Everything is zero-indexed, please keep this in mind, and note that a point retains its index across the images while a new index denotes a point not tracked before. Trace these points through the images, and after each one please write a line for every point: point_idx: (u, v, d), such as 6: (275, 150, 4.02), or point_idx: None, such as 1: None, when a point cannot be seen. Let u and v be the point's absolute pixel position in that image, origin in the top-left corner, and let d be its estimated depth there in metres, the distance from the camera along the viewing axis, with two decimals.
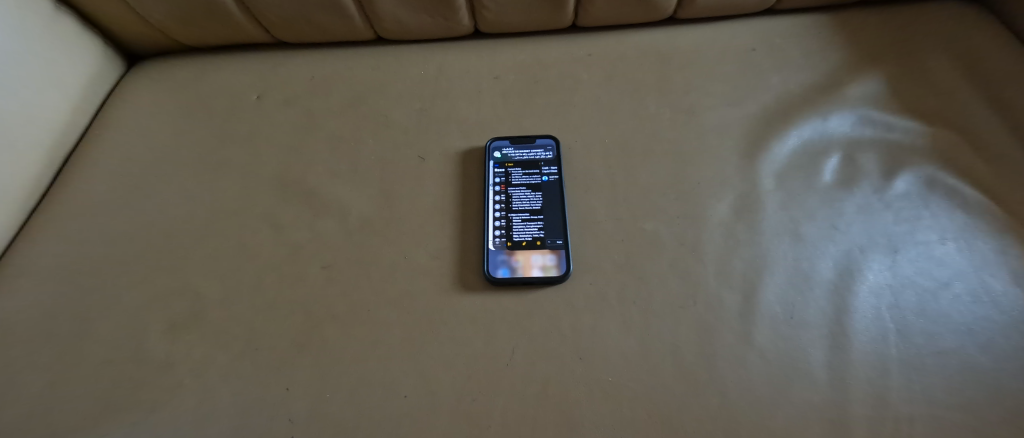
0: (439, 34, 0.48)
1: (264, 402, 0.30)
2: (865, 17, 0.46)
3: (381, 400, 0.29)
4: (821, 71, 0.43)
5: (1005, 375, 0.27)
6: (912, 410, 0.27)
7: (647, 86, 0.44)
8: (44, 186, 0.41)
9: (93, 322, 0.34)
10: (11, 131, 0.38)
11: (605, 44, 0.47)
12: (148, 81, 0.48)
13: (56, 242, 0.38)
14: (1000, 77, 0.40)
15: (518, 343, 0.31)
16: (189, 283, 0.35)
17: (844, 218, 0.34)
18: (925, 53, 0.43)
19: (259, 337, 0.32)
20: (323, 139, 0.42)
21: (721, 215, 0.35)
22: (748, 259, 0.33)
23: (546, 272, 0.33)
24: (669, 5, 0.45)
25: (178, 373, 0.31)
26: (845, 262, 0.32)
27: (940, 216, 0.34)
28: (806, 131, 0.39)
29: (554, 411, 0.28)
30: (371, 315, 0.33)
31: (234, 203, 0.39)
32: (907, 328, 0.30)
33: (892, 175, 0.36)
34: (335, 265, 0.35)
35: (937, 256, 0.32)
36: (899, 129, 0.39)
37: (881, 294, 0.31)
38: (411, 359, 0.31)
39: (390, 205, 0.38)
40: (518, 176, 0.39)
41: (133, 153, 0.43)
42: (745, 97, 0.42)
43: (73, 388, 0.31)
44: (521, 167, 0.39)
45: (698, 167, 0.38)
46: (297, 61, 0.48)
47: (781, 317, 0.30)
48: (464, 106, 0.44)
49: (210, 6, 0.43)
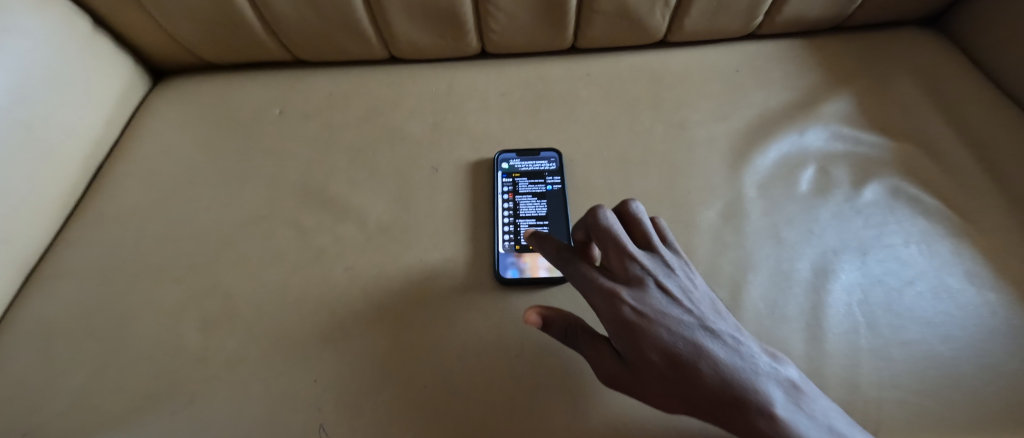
0: (448, 54, 0.52)
1: (295, 392, 0.32)
2: (837, 42, 0.51)
3: (402, 390, 0.32)
4: (798, 90, 0.47)
5: (962, 362, 0.31)
6: (881, 395, 0.30)
7: (641, 103, 0.47)
8: (79, 193, 0.44)
9: (131, 320, 0.36)
10: (50, 140, 0.41)
11: (603, 64, 0.51)
12: (176, 96, 0.51)
13: (94, 246, 0.41)
14: (957, 97, 0.45)
15: (528, 337, 0.34)
16: (220, 283, 0.38)
17: (819, 223, 0.38)
18: (891, 75, 0.48)
19: (287, 334, 0.35)
20: (342, 151, 0.46)
21: (710, 220, 0.39)
22: (734, 260, 0.37)
23: (552, 272, 0.37)
24: (660, 30, 0.50)
25: (212, 366, 0.34)
26: (820, 263, 0.36)
27: (905, 221, 0.38)
28: (785, 145, 0.43)
29: (561, 399, 0.31)
30: (392, 312, 0.36)
31: (260, 210, 0.42)
32: (876, 322, 0.33)
33: (862, 185, 0.40)
34: (356, 267, 0.38)
35: (902, 258, 0.36)
36: (868, 143, 0.43)
37: (852, 291, 0.35)
38: (429, 352, 0.34)
39: (407, 212, 0.41)
40: (525, 185, 0.42)
41: (162, 163, 0.46)
42: (730, 114, 0.46)
43: (115, 380, 0.34)
44: (527, 177, 0.43)
45: (689, 177, 0.42)
46: (316, 78, 0.52)
47: (764, 312, 0.34)
48: (473, 121, 0.47)
49: (237, 27, 0.47)
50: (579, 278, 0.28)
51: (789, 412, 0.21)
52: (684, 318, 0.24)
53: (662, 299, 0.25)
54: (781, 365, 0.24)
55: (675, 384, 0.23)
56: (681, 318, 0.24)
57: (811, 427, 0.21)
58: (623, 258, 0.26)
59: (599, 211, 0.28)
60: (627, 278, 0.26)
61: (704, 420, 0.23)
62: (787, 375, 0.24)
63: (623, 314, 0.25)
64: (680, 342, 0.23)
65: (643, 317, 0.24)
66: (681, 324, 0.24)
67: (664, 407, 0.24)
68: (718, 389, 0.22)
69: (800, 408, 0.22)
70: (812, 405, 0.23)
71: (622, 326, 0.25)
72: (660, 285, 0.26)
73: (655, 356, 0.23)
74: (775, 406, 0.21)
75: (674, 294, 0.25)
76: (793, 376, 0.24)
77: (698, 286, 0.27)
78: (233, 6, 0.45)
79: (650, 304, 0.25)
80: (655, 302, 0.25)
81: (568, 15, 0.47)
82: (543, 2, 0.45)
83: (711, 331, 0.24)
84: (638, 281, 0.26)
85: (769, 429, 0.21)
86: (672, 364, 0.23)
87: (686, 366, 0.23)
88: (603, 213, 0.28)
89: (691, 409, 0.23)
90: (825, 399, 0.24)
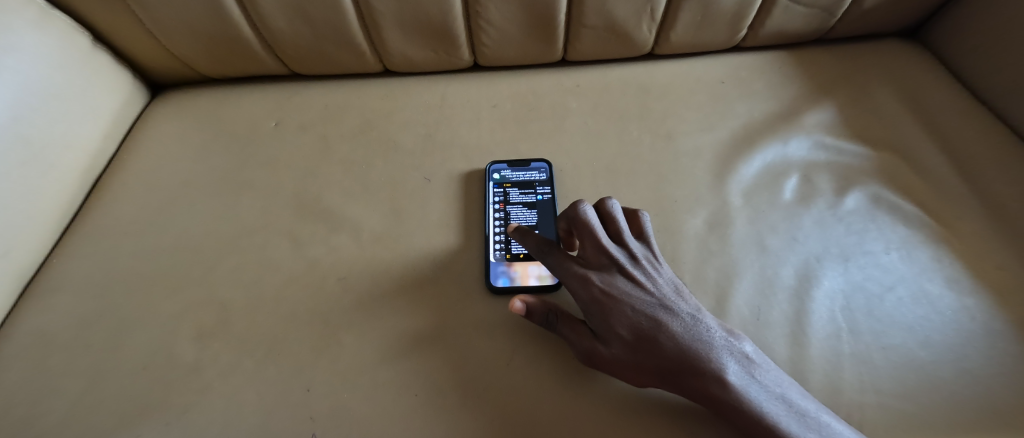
0: (441, 67, 0.53)
1: (288, 401, 0.33)
2: (819, 54, 0.52)
3: (394, 399, 0.32)
4: (781, 101, 0.49)
5: (941, 366, 0.32)
6: (862, 399, 0.30)
7: (630, 114, 0.49)
8: (76, 206, 0.44)
9: (127, 332, 0.37)
10: (50, 155, 0.41)
11: (593, 76, 0.52)
12: (173, 110, 0.52)
13: (90, 258, 0.41)
14: (935, 107, 0.46)
15: (518, 345, 0.34)
16: (215, 294, 0.39)
17: (803, 231, 0.39)
18: (871, 86, 0.49)
19: (281, 344, 0.36)
20: (337, 162, 0.46)
21: (696, 229, 0.40)
22: (720, 267, 0.37)
23: (542, 281, 0.38)
24: (647, 43, 0.51)
25: (207, 377, 0.34)
26: (804, 270, 0.37)
27: (886, 228, 0.39)
28: (769, 155, 0.44)
29: (550, 406, 0.31)
30: (385, 321, 0.36)
31: (255, 222, 0.43)
32: (858, 327, 0.34)
33: (844, 193, 0.41)
34: (350, 277, 0.39)
35: (883, 264, 0.37)
36: (850, 152, 0.44)
37: (834, 297, 0.35)
38: (421, 361, 0.34)
39: (400, 223, 0.42)
40: (516, 195, 0.43)
41: (159, 176, 0.46)
42: (716, 124, 0.47)
43: (109, 392, 0.34)
44: (518, 187, 0.43)
45: (676, 187, 0.43)
46: (311, 91, 0.53)
47: (749, 318, 0.34)
48: (465, 132, 0.48)
49: (234, 42, 0.48)
50: (558, 268, 0.31)
51: (737, 375, 0.25)
52: (648, 299, 0.28)
53: (630, 283, 0.29)
54: (735, 339, 0.28)
55: (639, 354, 0.27)
56: (646, 299, 0.28)
57: (755, 387, 0.25)
58: (596, 249, 0.30)
59: (578, 206, 0.32)
60: (600, 266, 0.30)
61: (665, 384, 0.27)
62: (742, 349, 0.27)
63: (596, 296, 0.29)
64: (644, 319, 0.27)
65: (612, 298, 0.28)
66: (645, 305, 0.28)
67: (632, 375, 0.28)
68: (675, 357, 0.26)
69: (748, 373, 0.26)
70: (762, 373, 0.26)
71: (595, 306, 0.29)
72: (628, 272, 0.29)
73: (623, 331, 0.28)
74: (724, 373, 0.25)
75: (640, 279, 0.29)
76: (745, 347, 0.27)
77: (664, 271, 0.31)
78: (231, 23, 0.46)
79: (619, 288, 0.29)
80: (623, 286, 0.29)
81: (558, 29, 0.48)
82: (533, 17, 0.47)
83: (671, 311, 0.28)
84: (609, 269, 0.30)
85: (717, 388, 0.25)
86: (637, 337, 0.27)
87: (648, 338, 0.27)
88: (581, 208, 0.31)
89: (654, 375, 0.27)
90: (778, 370, 0.28)
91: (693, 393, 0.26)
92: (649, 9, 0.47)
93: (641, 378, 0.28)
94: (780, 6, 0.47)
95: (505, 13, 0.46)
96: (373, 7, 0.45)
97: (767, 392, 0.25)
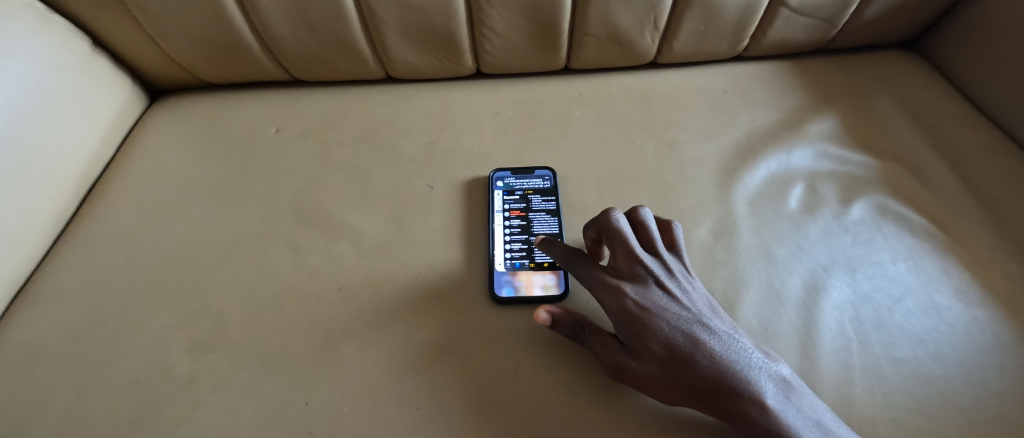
0: (444, 74, 0.53)
1: (285, 415, 0.32)
2: (820, 65, 0.52)
3: (396, 412, 0.32)
4: (784, 110, 0.49)
5: (953, 380, 0.31)
6: (875, 413, 0.30)
7: (633, 123, 0.48)
8: (70, 213, 0.44)
9: (119, 342, 0.36)
10: (45, 160, 0.41)
11: (595, 85, 0.52)
12: (172, 115, 0.52)
13: (84, 267, 0.40)
14: (937, 117, 0.46)
15: (522, 357, 0.34)
16: (212, 303, 0.38)
17: (809, 241, 0.39)
18: (872, 96, 0.49)
19: (279, 355, 0.35)
20: (337, 169, 0.46)
21: (702, 238, 0.39)
22: (727, 277, 0.37)
23: (547, 290, 0.37)
24: (650, 51, 0.51)
25: (201, 389, 0.33)
26: (811, 280, 0.37)
27: (892, 238, 0.39)
28: (773, 164, 0.44)
29: (556, 419, 0.31)
30: (386, 332, 0.35)
31: (254, 229, 0.42)
32: (868, 339, 0.33)
33: (849, 202, 0.41)
34: (350, 286, 0.38)
35: (891, 274, 0.37)
36: (854, 162, 0.44)
37: (843, 308, 0.35)
38: (423, 373, 0.33)
39: (402, 231, 0.41)
40: (538, 202, 0.42)
41: (156, 182, 0.46)
42: (719, 133, 0.47)
43: (99, 405, 0.33)
44: (540, 194, 0.43)
45: (680, 195, 0.42)
46: (313, 97, 0.52)
47: (757, 329, 0.34)
48: (468, 139, 0.48)
49: (236, 48, 0.47)
50: (589, 277, 0.31)
51: (774, 399, 0.25)
52: (684, 314, 0.28)
53: (665, 296, 0.28)
54: (770, 360, 0.27)
55: (674, 372, 0.26)
56: (682, 314, 0.28)
57: (791, 411, 0.25)
58: (631, 259, 0.30)
59: (611, 214, 0.32)
60: (634, 277, 0.29)
61: (698, 404, 0.26)
62: (778, 371, 0.27)
63: (630, 309, 0.28)
64: (680, 335, 0.27)
65: (647, 312, 0.28)
66: (681, 320, 0.27)
67: (663, 393, 0.27)
68: (712, 376, 0.25)
69: (785, 397, 0.25)
70: (798, 398, 0.26)
71: (629, 319, 0.28)
72: (663, 284, 0.29)
73: (658, 347, 0.27)
74: (762, 397, 0.25)
75: (676, 292, 0.29)
76: (780, 369, 0.27)
77: (697, 286, 0.30)
78: (233, 29, 0.45)
79: (655, 301, 0.28)
80: (659, 299, 0.28)
81: (561, 37, 0.48)
82: (537, 25, 0.47)
83: (708, 328, 0.27)
84: (644, 280, 0.29)
85: (754, 411, 0.24)
86: (671, 353, 0.26)
87: (684, 355, 0.26)
88: (614, 215, 0.31)
89: (687, 394, 0.26)
90: (811, 395, 0.27)
91: (727, 415, 0.25)
92: (652, 18, 0.47)
93: (672, 397, 0.27)
94: (782, 16, 0.47)
95: (509, 22, 0.46)
96: (376, 13, 0.45)
97: (804, 418, 0.25)
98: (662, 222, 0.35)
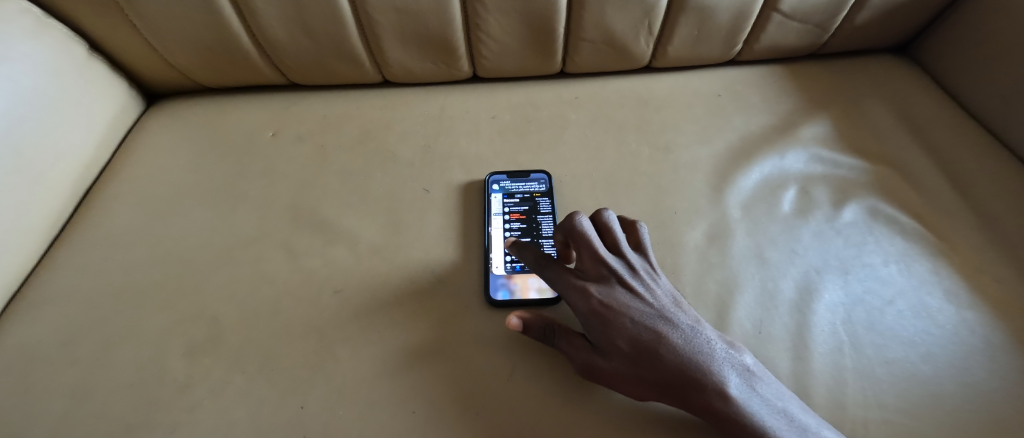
0: (441, 78, 0.53)
1: (281, 419, 0.32)
2: (812, 69, 0.53)
3: (393, 415, 0.32)
4: (777, 114, 0.49)
5: (943, 381, 0.32)
6: (867, 414, 0.30)
7: (628, 126, 0.49)
8: (66, 217, 0.43)
9: (115, 347, 0.36)
10: (41, 165, 0.41)
11: (590, 88, 0.53)
12: (169, 119, 0.52)
13: (79, 271, 0.40)
14: (928, 121, 0.47)
15: (518, 359, 0.34)
16: (208, 308, 0.38)
17: (801, 243, 0.39)
18: (864, 100, 0.50)
19: (275, 359, 0.35)
20: (334, 173, 0.46)
21: (696, 241, 0.40)
22: (721, 280, 0.37)
23: (543, 293, 0.37)
24: (645, 56, 0.51)
25: (198, 393, 0.33)
26: (804, 282, 0.37)
27: (883, 241, 0.39)
28: (766, 167, 0.45)
29: (551, 422, 0.31)
30: (382, 335, 0.36)
31: (250, 233, 0.42)
32: (859, 341, 0.34)
33: (841, 205, 0.41)
34: (346, 289, 0.38)
35: (882, 277, 0.37)
36: (846, 165, 0.44)
37: (835, 310, 0.35)
38: (419, 376, 0.33)
39: (399, 234, 0.42)
40: (545, 205, 0.43)
41: (152, 186, 0.46)
42: (713, 136, 0.47)
43: (94, 410, 0.33)
44: (547, 197, 0.43)
45: (675, 198, 0.43)
46: (310, 101, 0.52)
47: (751, 332, 0.34)
48: (464, 143, 0.48)
49: (233, 52, 0.48)
50: (555, 280, 0.31)
51: (737, 388, 0.25)
52: (648, 310, 0.28)
53: (629, 294, 0.29)
54: (735, 350, 0.27)
55: (639, 368, 0.27)
56: (645, 311, 0.28)
57: (755, 400, 0.25)
58: (594, 260, 0.30)
59: (575, 218, 0.31)
60: (599, 277, 0.30)
61: (666, 398, 0.27)
62: (742, 360, 0.27)
63: (595, 308, 0.29)
64: (644, 331, 0.27)
65: (611, 310, 0.28)
66: (644, 316, 0.28)
67: (632, 388, 0.28)
68: (675, 370, 0.26)
69: (749, 386, 0.26)
70: (762, 386, 0.26)
71: (595, 318, 0.29)
72: (627, 283, 0.29)
73: (623, 343, 0.27)
74: (726, 386, 0.25)
75: (639, 289, 0.29)
76: (745, 359, 0.27)
77: (662, 282, 0.30)
78: (230, 33, 0.46)
79: (618, 300, 0.28)
80: (622, 297, 0.29)
81: (557, 42, 0.49)
82: (532, 30, 0.47)
83: (671, 322, 0.28)
84: (608, 280, 0.29)
85: (717, 401, 0.25)
86: (637, 349, 0.27)
87: (648, 350, 0.26)
88: (577, 219, 0.31)
89: (654, 388, 0.27)
90: (778, 383, 0.28)
91: (693, 407, 0.26)
92: (646, 23, 0.47)
93: (641, 392, 0.27)
94: (775, 21, 0.48)
95: (505, 27, 0.47)
96: (373, 18, 0.45)
97: (767, 406, 0.25)
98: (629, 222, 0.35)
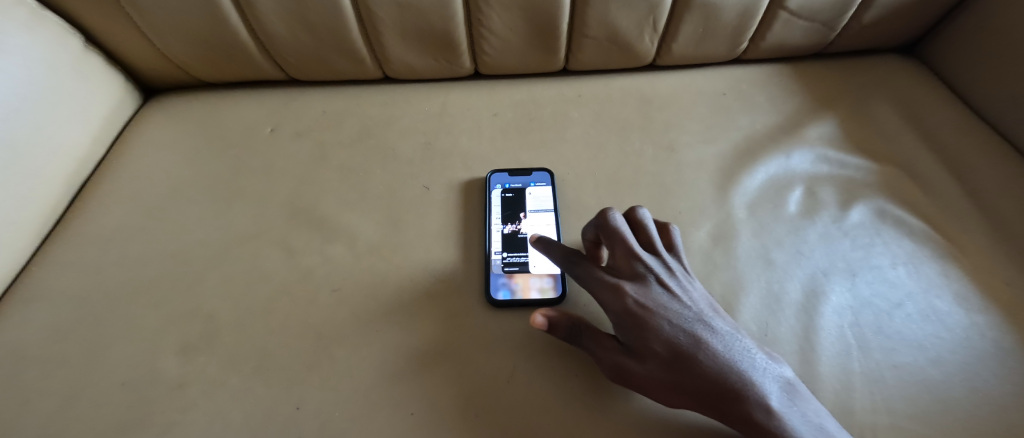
0: (442, 75, 0.52)
1: (275, 420, 0.31)
2: (817, 69, 0.52)
3: (390, 418, 0.31)
4: (782, 114, 0.49)
5: (954, 386, 0.31)
6: (874, 419, 0.29)
7: (631, 125, 0.48)
8: (60, 212, 0.43)
9: (107, 345, 0.35)
10: (35, 159, 0.40)
11: (594, 87, 0.52)
12: (167, 114, 0.51)
13: (71, 268, 0.39)
14: (936, 122, 0.46)
15: (519, 361, 0.33)
16: (202, 305, 0.37)
17: (808, 244, 0.39)
18: (870, 100, 0.49)
19: (270, 359, 0.34)
20: (333, 169, 0.45)
21: (700, 241, 0.39)
22: (726, 281, 0.37)
23: (544, 294, 0.37)
24: (649, 53, 0.51)
25: (191, 393, 0.33)
26: (811, 284, 0.36)
27: (891, 243, 0.38)
28: (772, 167, 0.44)
29: (552, 424, 0.30)
30: (380, 334, 0.35)
31: (247, 230, 0.41)
32: (868, 345, 0.33)
33: (848, 207, 0.41)
34: (344, 288, 0.38)
35: (890, 279, 0.36)
36: (851, 165, 0.44)
37: (843, 313, 0.35)
38: (417, 377, 0.33)
39: (398, 232, 0.41)
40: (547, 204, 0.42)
41: (149, 182, 0.45)
42: (718, 136, 0.47)
43: (83, 409, 0.32)
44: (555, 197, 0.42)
45: (679, 198, 0.42)
46: (309, 97, 0.52)
47: (756, 334, 0.34)
48: (465, 140, 0.48)
49: (232, 47, 0.47)
50: (588, 278, 0.31)
51: (778, 401, 0.25)
52: (685, 313, 0.27)
53: (666, 294, 0.28)
54: (774, 362, 0.27)
55: (676, 373, 0.26)
56: (683, 314, 0.27)
57: (795, 414, 0.24)
58: (630, 258, 0.30)
59: (607, 213, 0.32)
60: (635, 275, 0.29)
61: (701, 407, 0.26)
62: (782, 373, 0.26)
63: (630, 308, 0.28)
64: (682, 335, 0.26)
65: (648, 311, 0.27)
66: (682, 319, 0.27)
67: (664, 394, 0.27)
68: (715, 377, 0.25)
69: (789, 399, 0.25)
70: (802, 401, 0.26)
71: (630, 319, 0.28)
72: (664, 282, 0.29)
73: (660, 347, 0.26)
74: (767, 400, 0.24)
75: (676, 291, 0.28)
76: (784, 371, 0.27)
77: (697, 286, 0.30)
78: (228, 26, 0.45)
79: (656, 300, 0.28)
80: (660, 298, 0.28)
81: (560, 39, 0.48)
82: (536, 27, 0.46)
83: (711, 327, 0.27)
84: (645, 279, 0.29)
85: (758, 413, 0.24)
86: (673, 353, 0.26)
87: (687, 356, 0.26)
88: (610, 215, 0.31)
89: (690, 396, 0.26)
90: (816, 400, 0.27)
91: (730, 418, 0.25)
92: (651, 20, 0.47)
93: (673, 399, 0.27)
94: (781, 19, 0.47)
95: (507, 23, 0.46)
96: (373, 13, 0.44)
97: (808, 422, 0.24)
98: (661, 224, 0.35)
